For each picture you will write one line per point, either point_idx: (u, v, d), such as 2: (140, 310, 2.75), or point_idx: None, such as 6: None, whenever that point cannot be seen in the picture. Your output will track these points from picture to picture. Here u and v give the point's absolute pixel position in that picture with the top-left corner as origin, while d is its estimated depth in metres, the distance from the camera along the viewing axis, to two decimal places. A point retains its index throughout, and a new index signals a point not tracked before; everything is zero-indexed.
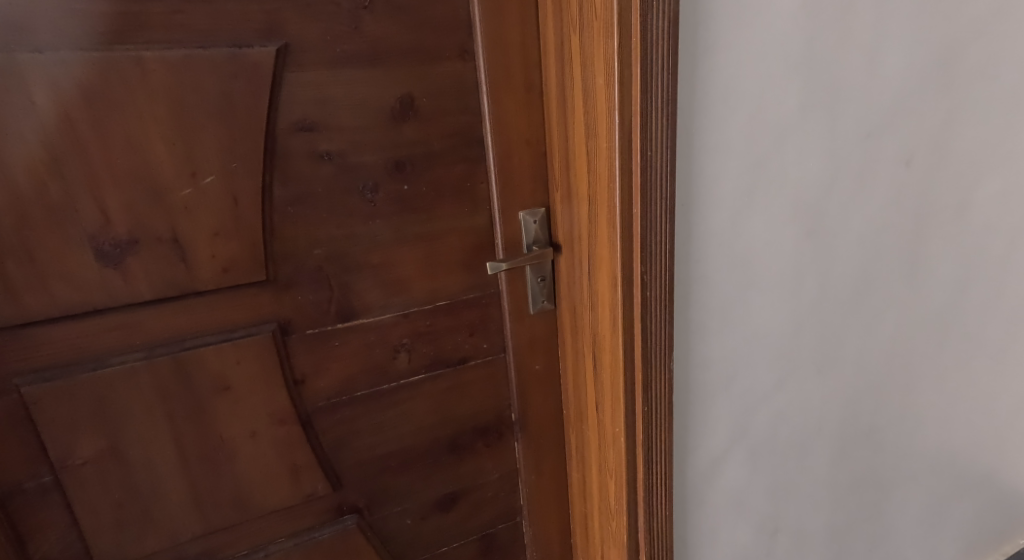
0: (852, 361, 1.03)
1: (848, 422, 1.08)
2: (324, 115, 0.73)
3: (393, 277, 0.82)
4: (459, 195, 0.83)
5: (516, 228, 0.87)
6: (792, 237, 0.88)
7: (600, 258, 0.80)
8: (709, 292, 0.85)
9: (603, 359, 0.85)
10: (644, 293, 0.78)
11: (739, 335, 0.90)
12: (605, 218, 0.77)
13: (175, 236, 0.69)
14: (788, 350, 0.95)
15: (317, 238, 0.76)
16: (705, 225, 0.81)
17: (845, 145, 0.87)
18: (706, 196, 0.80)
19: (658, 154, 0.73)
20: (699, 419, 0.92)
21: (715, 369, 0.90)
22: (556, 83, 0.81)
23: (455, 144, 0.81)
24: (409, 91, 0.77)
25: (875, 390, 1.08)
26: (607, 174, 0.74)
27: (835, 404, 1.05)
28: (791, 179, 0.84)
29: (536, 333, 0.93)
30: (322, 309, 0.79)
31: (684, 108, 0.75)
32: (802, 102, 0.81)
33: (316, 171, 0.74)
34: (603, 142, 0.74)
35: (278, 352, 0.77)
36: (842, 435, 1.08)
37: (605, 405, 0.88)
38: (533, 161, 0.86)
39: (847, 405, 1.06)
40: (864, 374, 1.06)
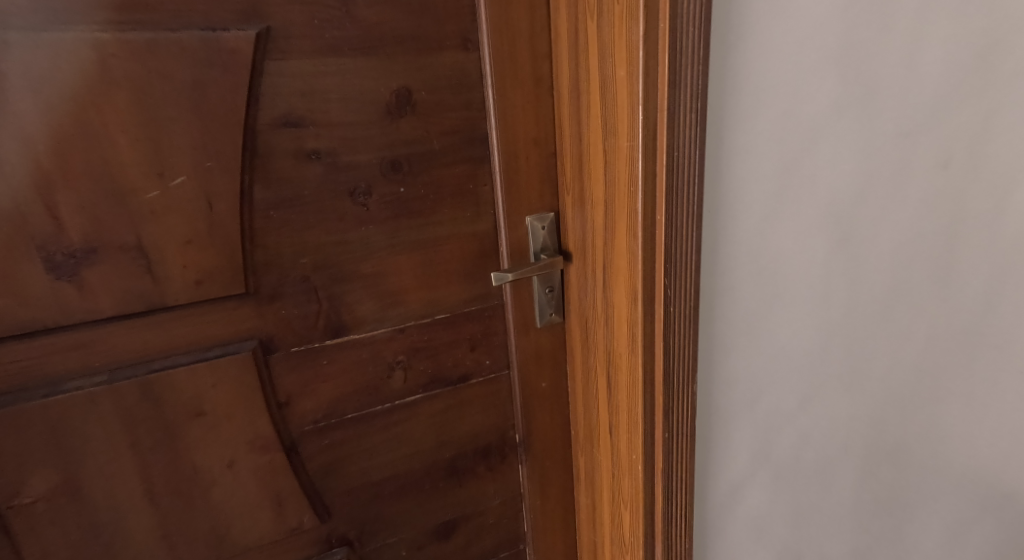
0: (879, 377, 0.96)
1: (873, 442, 1.01)
2: (311, 108, 0.65)
3: (387, 288, 0.76)
4: (461, 198, 0.76)
5: (522, 234, 0.80)
6: (822, 246, 0.80)
7: (617, 270, 0.72)
8: (735, 307, 0.77)
9: (619, 381, 0.77)
10: (667, 309, 0.70)
11: (763, 354, 0.82)
12: (624, 228, 0.68)
13: (140, 243, 0.61)
14: (814, 369, 0.88)
15: (304, 245, 0.70)
16: (733, 234, 0.73)
17: (880, 144, 0.79)
18: (735, 202, 0.72)
19: (686, 154, 0.64)
20: (721, 443, 0.84)
21: (739, 390, 0.82)
22: (568, 76, 0.72)
23: (457, 142, 0.74)
24: (407, 82, 0.69)
25: (901, 408, 1.01)
26: (627, 177, 0.66)
27: (861, 423, 0.98)
28: (822, 184, 0.76)
29: (542, 347, 0.87)
30: (310, 324, 0.73)
31: (713, 103, 0.67)
32: (837, 98, 0.73)
33: (302, 172, 0.67)
34: (623, 141, 0.65)
35: (260, 372, 0.70)
36: (867, 456, 1.01)
37: (619, 429, 0.80)
38: (542, 162, 0.78)
39: (874, 423, 0.99)
40: (891, 391, 0.99)
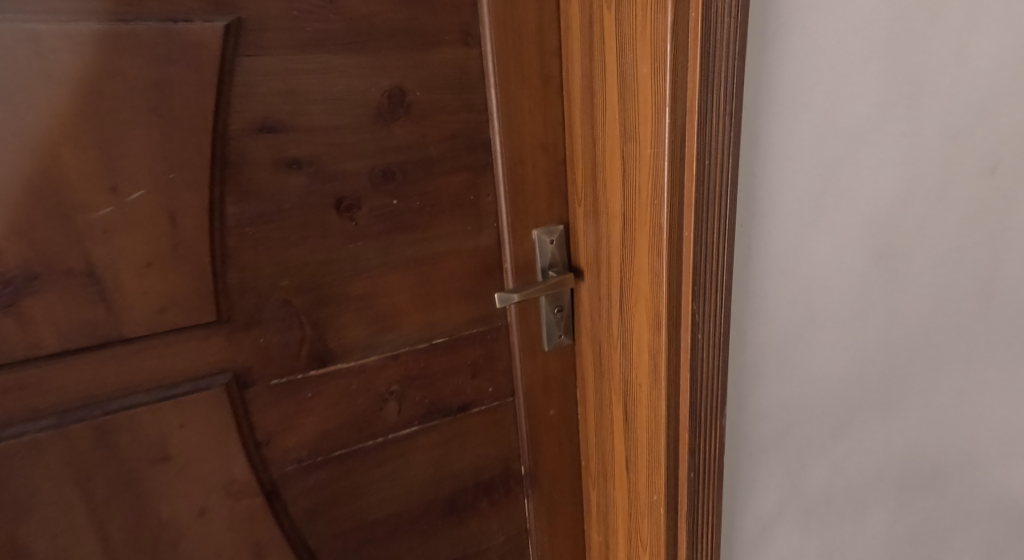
0: (918, 401, 0.88)
1: (909, 470, 0.92)
2: (290, 111, 0.57)
3: (379, 311, 0.68)
4: (461, 210, 0.69)
5: (529, 249, 0.72)
6: (863, 261, 0.72)
7: (637, 291, 0.64)
8: (767, 330, 0.69)
9: (639, 413, 0.70)
10: (694, 335, 0.62)
11: (795, 380, 0.74)
12: (646, 244, 0.61)
13: (91, 267, 0.53)
14: (849, 395, 0.80)
15: (285, 265, 0.62)
16: (767, 250, 0.65)
17: (924, 149, 0.71)
18: (770, 214, 0.64)
19: (717, 161, 0.56)
20: (750, 478, 0.77)
21: (769, 420, 0.75)
22: (581, 74, 0.65)
23: (456, 149, 0.66)
24: (400, 81, 0.61)
25: (942, 434, 0.92)
26: (650, 188, 0.58)
27: (898, 450, 0.89)
28: (864, 193, 0.69)
29: (551, 372, 0.79)
30: (292, 352, 0.65)
31: (748, 104, 0.59)
32: (881, 98, 0.65)
33: (281, 183, 0.59)
34: (646, 147, 0.57)
35: (235, 409, 0.63)
36: (905, 487, 0.92)
37: (637, 465, 0.73)
38: (550, 170, 0.70)
39: (912, 450, 0.91)
40: (931, 417, 0.90)
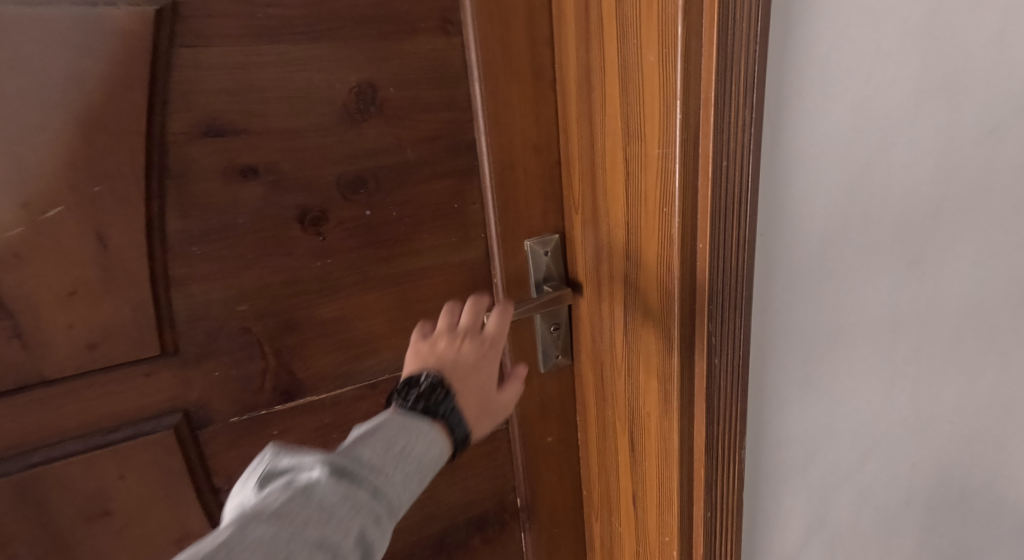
0: (956, 426, 0.79)
1: (948, 500, 0.83)
2: (242, 111, 0.50)
3: (353, 336, 0.60)
4: (444, 221, 0.61)
5: (522, 262, 0.64)
6: (899, 273, 0.64)
7: (644, 310, 0.56)
8: (789, 350, 0.62)
9: (647, 446, 0.62)
10: (710, 361, 0.54)
11: (818, 403, 0.66)
12: (654, 257, 0.53)
13: (3, 298, 0.46)
14: (880, 418, 0.72)
15: (241, 288, 0.54)
16: (789, 264, 0.57)
17: (961, 144, 0.61)
18: (794, 222, 0.56)
19: (736, 163, 0.48)
20: (770, 511, 0.69)
21: (792, 449, 0.67)
22: (577, 64, 0.57)
23: (437, 152, 0.58)
24: (371, 76, 0.54)
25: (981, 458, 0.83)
26: (658, 194, 0.50)
27: (935, 479, 0.81)
28: (897, 199, 0.60)
29: (548, 396, 0.72)
30: (253, 386, 0.57)
31: (769, 98, 0.51)
32: (920, 85, 0.57)
33: (234, 194, 0.51)
34: (652, 147, 0.49)
35: (186, 453, 0.55)
36: (940, 516, 0.84)
37: (645, 503, 0.65)
38: (544, 173, 0.62)
39: (945, 476, 0.81)
40: (969, 440, 0.81)
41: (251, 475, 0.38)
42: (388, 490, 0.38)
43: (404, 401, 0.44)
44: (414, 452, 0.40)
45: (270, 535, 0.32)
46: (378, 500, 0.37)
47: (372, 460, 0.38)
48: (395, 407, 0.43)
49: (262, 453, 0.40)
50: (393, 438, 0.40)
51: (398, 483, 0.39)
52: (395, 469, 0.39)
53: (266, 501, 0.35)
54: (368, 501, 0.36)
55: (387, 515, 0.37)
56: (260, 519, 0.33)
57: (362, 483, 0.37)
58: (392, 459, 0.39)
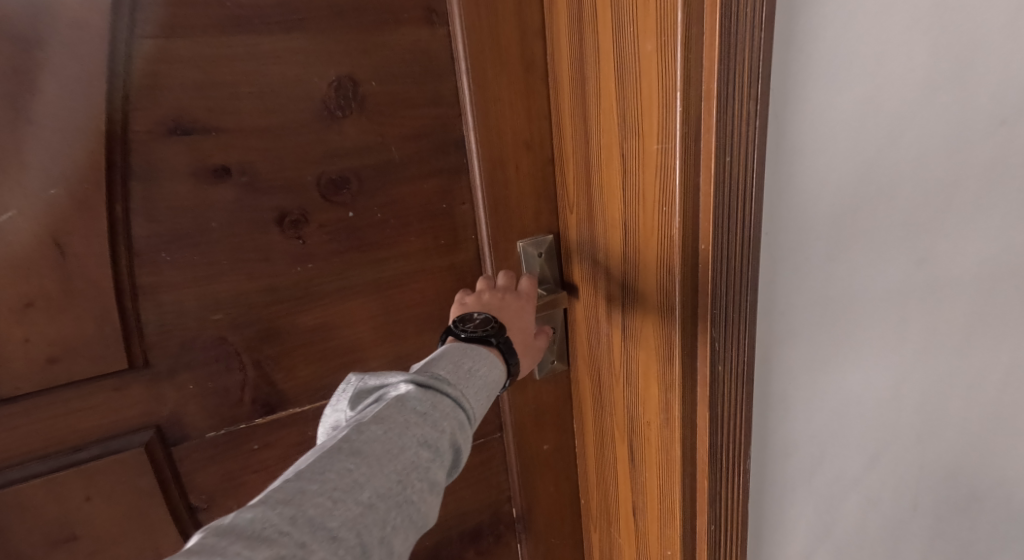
0: (978, 431, 0.75)
1: (966, 510, 0.79)
2: (211, 108, 0.46)
3: (338, 345, 0.57)
4: (433, 222, 0.58)
5: (515, 264, 0.61)
6: (910, 273, 0.61)
7: (644, 314, 0.53)
8: (794, 354, 0.58)
9: (647, 456, 0.59)
10: (713, 367, 0.51)
11: (824, 408, 0.63)
12: (653, 258, 0.50)
13: None
14: (890, 422, 0.68)
15: (216, 296, 0.51)
16: (795, 264, 0.55)
17: (971, 135, 0.57)
18: (798, 220, 0.53)
19: (740, 158, 0.45)
20: (775, 519, 0.66)
21: (796, 455, 0.64)
22: (569, 55, 0.53)
23: (423, 150, 0.55)
24: (352, 69, 0.50)
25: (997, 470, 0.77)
26: (656, 192, 0.47)
27: (955, 490, 0.77)
28: (909, 195, 0.57)
29: (544, 403, 0.69)
30: (232, 399, 0.54)
31: (773, 88, 0.48)
32: (932, 73, 0.53)
33: (206, 197, 0.48)
34: (651, 142, 0.46)
35: (160, 471, 0.52)
36: (955, 526, 0.79)
37: (646, 515, 0.62)
38: (537, 170, 0.59)
39: (958, 484, 0.77)
40: (983, 446, 0.76)
41: (341, 398, 0.46)
42: (469, 397, 0.46)
43: (463, 337, 0.51)
44: (480, 371, 0.48)
45: (385, 432, 0.40)
46: (462, 405, 0.45)
47: (450, 375, 0.46)
48: (452, 340, 0.52)
49: (344, 381, 0.47)
50: (460, 360, 0.48)
51: (473, 394, 0.46)
52: (466, 385, 0.47)
53: (371, 409, 0.42)
54: (452, 407, 0.44)
55: (468, 418, 0.45)
56: (373, 418, 0.41)
57: (447, 391, 0.45)
58: (464, 376, 0.47)
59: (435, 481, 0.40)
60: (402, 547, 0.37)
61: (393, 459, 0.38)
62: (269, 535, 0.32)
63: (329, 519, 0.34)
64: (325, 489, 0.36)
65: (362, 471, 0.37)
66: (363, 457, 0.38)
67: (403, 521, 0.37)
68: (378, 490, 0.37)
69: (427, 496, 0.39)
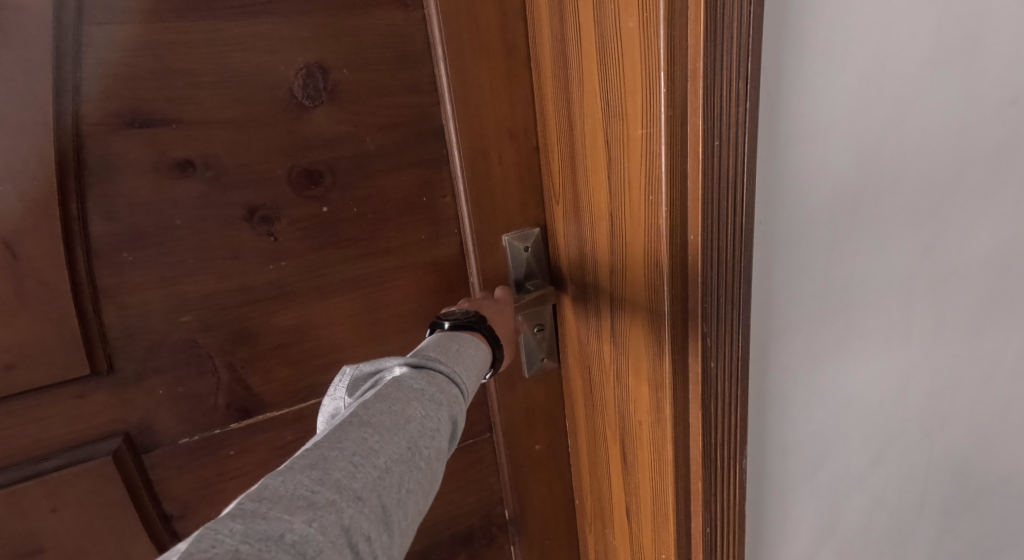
0: (987, 426, 0.72)
1: (976, 507, 0.76)
2: (170, 98, 0.44)
3: (315, 346, 0.54)
4: (413, 216, 0.55)
5: (501, 259, 0.58)
6: (915, 262, 0.58)
7: (634, 309, 0.51)
8: (793, 349, 0.56)
9: (639, 456, 0.56)
10: (705, 364, 0.48)
11: (827, 405, 0.60)
12: (641, 250, 0.48)
13: None
14: (897, 419, 0.65)
15: (184, 296, 0.49)
16: (793, 256, 0.52)
17: (980, 116, 0.54)
18: (796, 208, 0.50)
19: (730, 142, 0.42)
20: (776, 520, 0.64)
21: (798, 454, 0.61)
22: (551, 37, 0.51)
23: (400, 140, 0.53)
24: (321, 56, 0.48)
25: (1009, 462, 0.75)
26: (643, 180, 0.45)
27: (964, 488, 0.74)
28: (913, 180, 0.54)
29: (535, 402, 0.66)
30: (204, 404, 0.52)
31: (765, 68, 0.45)
32: (936, 50, 0.50)
33: (168, 192, 0.46)
34: (635, 127, 0.44)
35: (130, 480, 0.50)
36: (964, 524, 0.76)
37: (639, 516, 0.59)
38: (521, 160, 0.56)
39: (969, 482, 0.74)
40: (994, 440, 0.73)
41: (337, 386, 0.43)
42: (462, 371, 0.44)
43: (449, 325, 0.49)
44: (467, 351, 0.46)
45: (387, 405, 0.37)
46: (457, 377, 0.43)
47: (439, 355, 0.44)
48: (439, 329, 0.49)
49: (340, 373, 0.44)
50: (447, 344, 0.46)
51: (464, 370, 0.44)
52: (457, 363, 0.44)
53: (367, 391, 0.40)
54: (446, 382, 0.42)
55: (462, 392, 0.43)
56: (375, 395, 0.38)
57: (440, 365, 0.42)
58: (453, 355, 0.45)
59: (441, 449, 0.38)
60: (414, 513, 0.35)
61: (403, 425, 0.36)
62: (302, 500, 0.30)
63: (354, 481, 0.32)
64: (346, 454, 0.33)
65: (377, 438, 0.35)
66: (371, 427, 0.35)
67: (417, 486, 0.35)
68: (393, 454, 0.35)
69: (434, 462, 0.37)
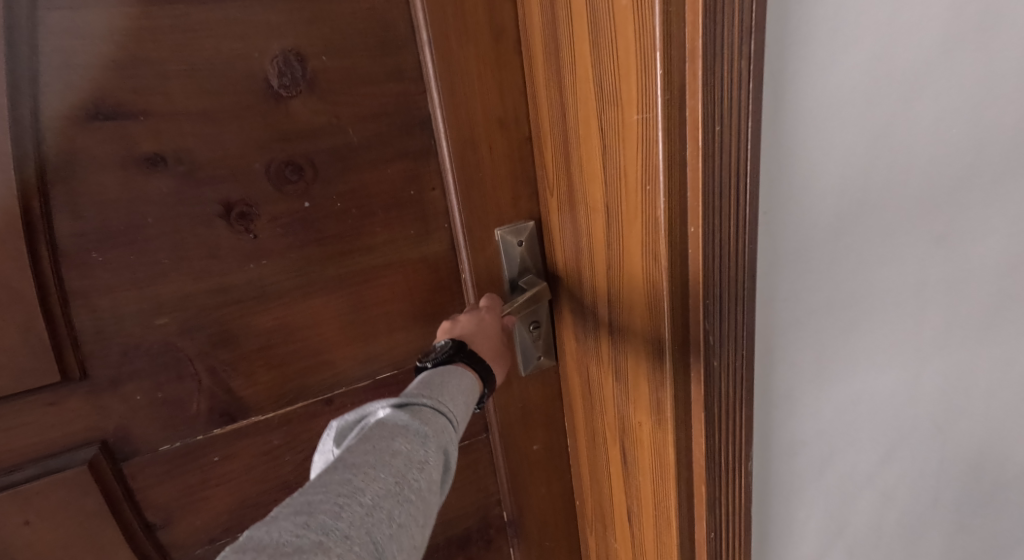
0: (1002, 419, 0.69)
1: (990, 503, 0.73)
2: (137, 89, 0.42)
3: (300, 348, 0.52)
4: (399, 210, 0.52)
5: (492, 255, 0.55)
6: (928, 251, 0.55)
7: (633, 305, 0.48)
8: (800, 344, 0.53)
9: (640, 459, 0.54)
10: (708, 364, 0.46)
11: (836, 402, 0.58)
12: (638, 245, 0.45)
13: None
14: (910, 414, 0.63)
15: (160, 297, 0.46)
16: (799, 247, 0.49)
17: (998, 96, 0.52)
18: (803, 197, 0.47)
19: (733, 127, 0.39)
20: (783, 520, 0.61)
21: (806, 453, 0.59)
22: (542, 19, 0.48)
23: (384, 130, 0.50)
24: (297, 42, 0.45)
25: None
26: (639, 168, 0.42)
27: (978, 484, 0.71)
28: (927, 164, 0.51)
29: (532, 401, 0.64)
30: (184, 410, 0.49)
31: (769, 46, 0.42)
32: (951, 27, 0.47)
33: (139, 188, 0.44)
34: (630, 113, 0.41)
35: (108, 489, 0.48)
36: (978, 520, 0.74)
37: (641, 520, 0.57)
38: (513, 150, 0.54)
39: (984, 477, 0.71)
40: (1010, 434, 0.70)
41: (326, 439, 0.41)
42: (450, 398, 0.41)
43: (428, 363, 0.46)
44: (452, 382, 0.43)
45: (370, 443, 0.35)
46: (444, 406, 0.40)
47: (423, 387, 0.42)
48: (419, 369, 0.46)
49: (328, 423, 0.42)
50: (434, 375, 0.44)
51: (453, 398, 0.42)
52: (444, 391, 0.42)
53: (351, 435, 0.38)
54: (434, 411, 0.39)
55: (454, 421, 0.40)
56: (358, 436, 0.36)
57: (423, 396, 0.40)
58: (439, 383, 0.42)
59: (435, 480, 0.36)
60: (413, 550, 0.33)
61: (388, 459, 0.34)
62: (287, 547, 0.28)
63: (339, 521, 0.30)
64: (329, 496, 0.31)
65: (360, 476, 0.33)
66: (353, 467, 0.33)
67: (411, 521, 0.33)
68: (379, 490, 0.32)
69: (429, 495, 0.35)
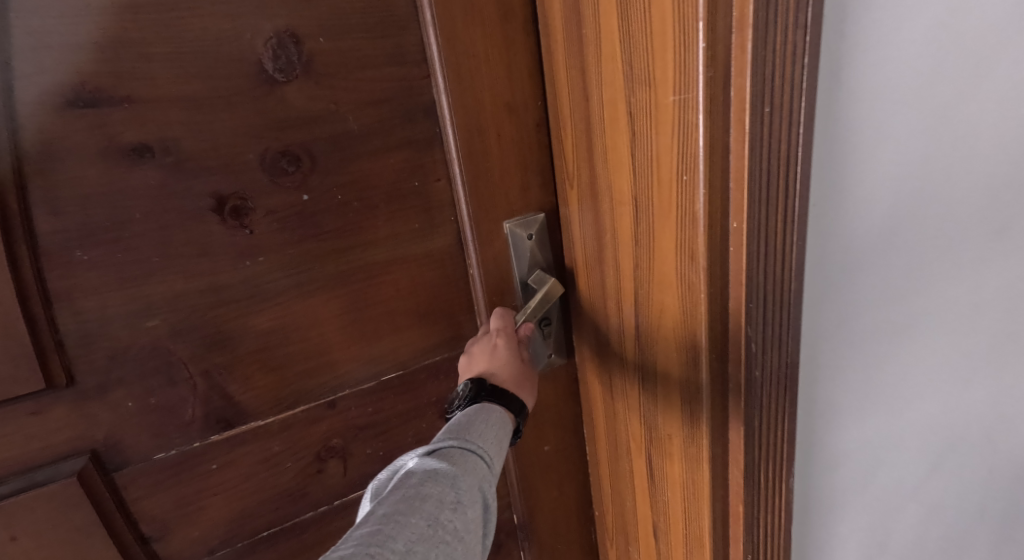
0: None
1: None
2: (120, 73, 0.39)
3: (300, 349, 0.49)
4: (404, 203, 0.50)
5: (502, 249, 0.52)
6: (996, 245, 0.48)
7: (664, 306, 0.45)
8: (852, 347, 0.48)
9: (669, 472, 0.51)
10: (749, 374, 0.42)
11: (889, 410, 0.53)
12: (672, 243, 0.42)
13: None
14: (966, 422, 0.57)
15: (149, 297, 0.43)
16: (851, 238, 0.44)
17: None
18: (862, 182, 0.42)
19: (783, 108, 0.36)
20: (823, 534, 0.57)
21: (852, 464, 0.54)
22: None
23: (386, 118, 0.47)
24: (291, 22, 0.42)
25: None
26: (675, 156, 0.39)
27: None
28: (1004, 143, 0.44)
29: (543, 401, 0.61)
30: (178, 417, 0.47)
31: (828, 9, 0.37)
32: None
33: (125, 181, 0.41)
34: (665, 95, 0.38)
35: (99, 502, 0.45)
36: None
37: (669, 537, 0.54)
38: (523, 140, 0.51)
39: None
40: None
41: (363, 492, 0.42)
42: (478, 435, 0.43)
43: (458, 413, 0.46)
44: (480, 419, 0.44)
45: (400, 492, 0.37)
46: (472, 443, 0.42)
47: (450, 430, 0.43)
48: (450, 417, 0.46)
49: None
50: (461, 416, 0.45)
51: (480, 436, 0.43)
52: (472, 431, 0.43)
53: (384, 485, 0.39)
54: (462, 451, 0.41)
55: (484, 459, 0.41)
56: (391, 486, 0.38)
57: (451, 437, 0.42)
58: (467, 424, 0.44)
59: (468, 521, 0.37)
60: None
61: (418, 506, 0.35)
62: None
63: None
64: (363, 546, 0.32)
65: (392, 525, 0.34)
66: (384, 516, 0.35)
67: None
68: (411, 536, 0.34)
69: (464, 537, 0.36)
